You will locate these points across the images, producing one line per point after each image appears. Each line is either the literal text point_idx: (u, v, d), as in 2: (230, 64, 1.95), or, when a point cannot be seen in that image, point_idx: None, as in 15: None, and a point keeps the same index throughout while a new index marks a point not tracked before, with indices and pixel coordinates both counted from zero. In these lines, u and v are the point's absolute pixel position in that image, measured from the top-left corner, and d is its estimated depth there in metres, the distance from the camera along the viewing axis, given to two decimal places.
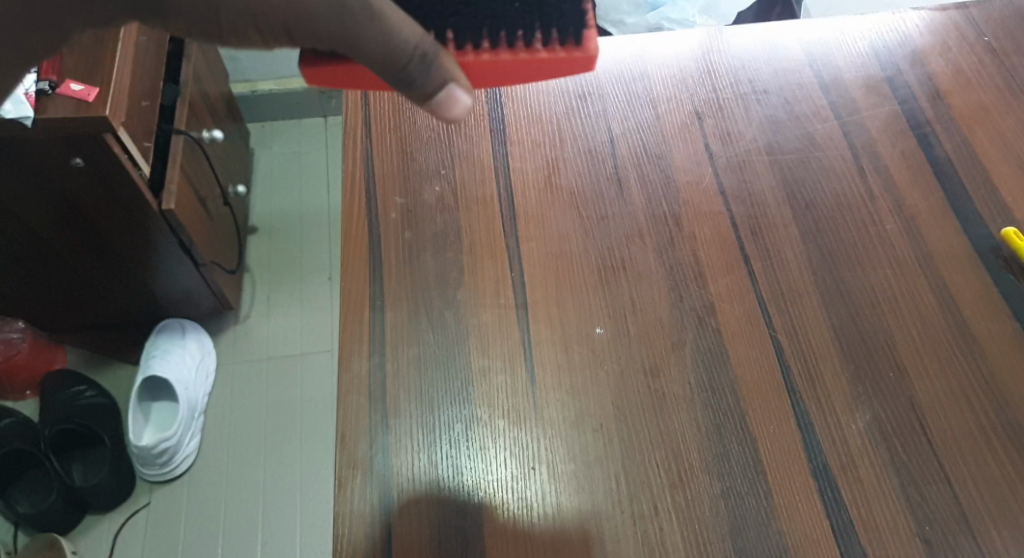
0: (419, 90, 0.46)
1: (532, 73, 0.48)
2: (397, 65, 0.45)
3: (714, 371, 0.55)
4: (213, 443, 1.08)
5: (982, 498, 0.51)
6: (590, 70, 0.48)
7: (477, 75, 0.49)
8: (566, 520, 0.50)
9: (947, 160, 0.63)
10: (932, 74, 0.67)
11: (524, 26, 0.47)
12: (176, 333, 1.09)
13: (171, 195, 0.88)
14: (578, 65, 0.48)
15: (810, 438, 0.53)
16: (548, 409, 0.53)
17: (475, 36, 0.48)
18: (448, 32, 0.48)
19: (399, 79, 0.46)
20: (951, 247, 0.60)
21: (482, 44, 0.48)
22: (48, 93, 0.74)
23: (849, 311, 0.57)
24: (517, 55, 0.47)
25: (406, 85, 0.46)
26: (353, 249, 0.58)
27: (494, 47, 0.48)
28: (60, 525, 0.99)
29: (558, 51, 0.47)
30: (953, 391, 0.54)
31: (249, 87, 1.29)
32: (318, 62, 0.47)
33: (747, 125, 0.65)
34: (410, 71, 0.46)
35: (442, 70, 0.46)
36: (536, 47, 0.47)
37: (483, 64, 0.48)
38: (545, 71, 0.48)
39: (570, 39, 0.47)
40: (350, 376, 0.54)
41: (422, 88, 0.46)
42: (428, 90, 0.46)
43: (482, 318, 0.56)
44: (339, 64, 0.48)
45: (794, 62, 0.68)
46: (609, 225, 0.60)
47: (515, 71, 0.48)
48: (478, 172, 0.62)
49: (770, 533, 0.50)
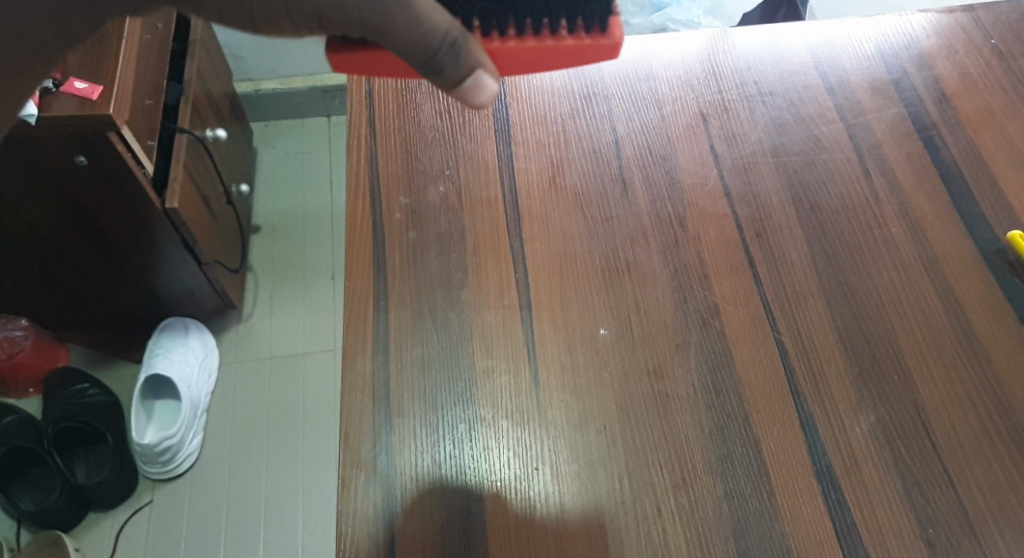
0: (447, 77, 0.47)
1: (558, 60, 0.49)
2: (427, 53, 0.46)
3: (718, 373, 0.55)
4: (216, 441, 1.08)
5: (986, 502, 0.51)
6: (615, 56, 0.49)
7: (502, 61, 0.49)
8: (569, 521, 0.50)
9: (952, 163, 0.63)
10: (938, 76, 0.67)
11: (550, 13, 0.48)
12: (179, 332, 1.09)
13: (174, 194, 0.89)
14: (604, 52, 0.48)
15: (814, 440, 0.52)
16: (552, 410, 0.53)
17: (500, 24, 0.48)
18: (475, 20, 0.48)
19: (428, 66, 0.46)
20: (956, 250, 0.60)
21: (508, 32, 0.48)
22: (52, 91, 0.74)
23: (853, 314, 0.57)
24: (543, 42, 0.48)
25: (435, 73, 0.47)
26: (357, 249, 0.58)
27: (519, 34, 0.48)
28: (64, 523, 0.99)
29: (585, 38, 0.48)
30: (957, 394, 0.54)
31: (253, 86, 1.29)
32: (345, 49, 0.47)
33: (752, 126, 0.65)
34: (439, 59, 0.46)
35: (470, 57, 0.46)
36: (562, 34, 0.48)
37: (510, 51, 0.48)
38: (571, 57, 0.48)
39: (595, 27, 0.48)
40: (354, 375, 0.54)
41: (450, 76, 0.47)
42: (456, 77, 0.47)
43: (486, 318, 0.56)
44: (366, 51, 0.47)
45: (800, 64, 0.68)
46: (613, 226, 0.60)
47: (541, 60, 0.49)
48: (482, 172, 0.62)
49: (773, 535, 0.49)
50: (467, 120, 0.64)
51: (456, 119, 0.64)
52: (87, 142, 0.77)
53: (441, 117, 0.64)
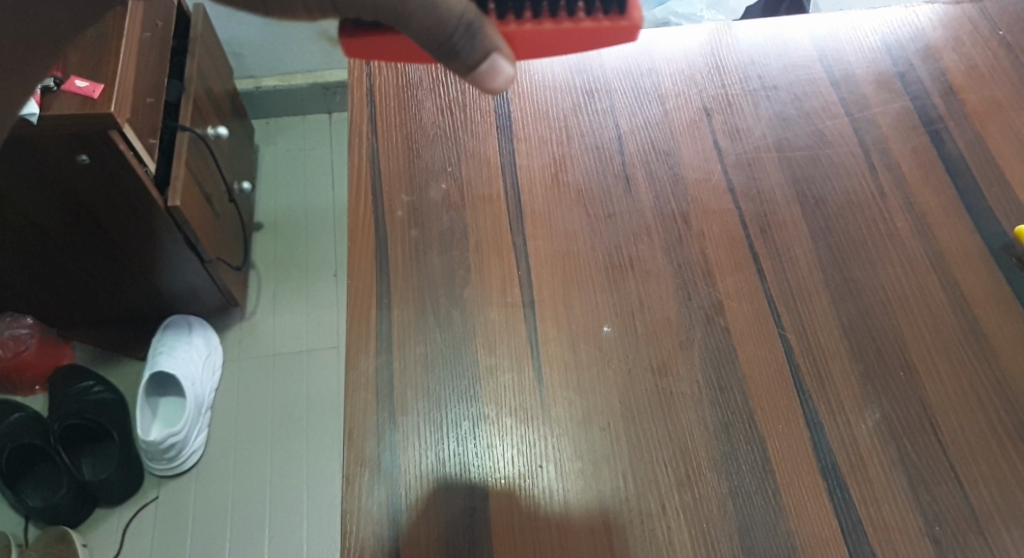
0: (462, 61, 0.46)
1: (576, 43, 0.49)
2: (443, 36, 0.45)
3: (722, 370, 0.54)
4: (221, 438, 1.08)
5: (993, 500, 0.50)
6: (632, 40, 0.49)
7: (519, 46, 0.49)
8: (574, 519, 0.50)
9: (959, 156, 0.63)
10: (944, 69, 0.67)
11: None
12: (183, 329, 1.10)
13: (177, 191, 0.88)
14: (622, 35, 0.49)
15: (819, 437, 0.52)
16: (556, 407, 0.53)
17: (516, 7, 0.48)
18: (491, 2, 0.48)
19: (444, 50, 0.46)
20: (962, 245, 0.59)
21: (524, 14, 0.48)
22: (54, 89, 0.74)
23: (858, 309, 0.57)
24: (560, 24, 0.48)
25: (451, 57, 0.46)
26: (359, 247, 0.58)
27: (536, 17, 0.48)
28: (71, 519, 1.00)
29: (603, 20, 0.48)
30: (964, 390, 0.54)
31: (254, 83, 1.29)
32: (361, 32, 0.48)
33: (756, 121, 0.64)
34: (455, 42, 0.45)
35: (486, 41, 0.46)
36: (580, 16, 0.48)
37: (528, 33, 0.48)
38: (589, 40, 0.49)
39: (614, 9, 0.49)
40: (357, 374, 0.53)
41: (466, 60, 0.46)
42: (472, 61, 0.46)
43: (489, 316, 0.56)
44: (383, 34, 0.48)
45: (804, 57, 0.67)
46: (616, 223, 0.60)
47: (558, 43, 0.49)
48: (484, 169, 0.61)
49: (779, 532, 0.49)
50: (469, 116, 0.64)
51: (457, 115, 0.64)
52: (89, 140, 0.76)
53: (443, 113, 0.64)
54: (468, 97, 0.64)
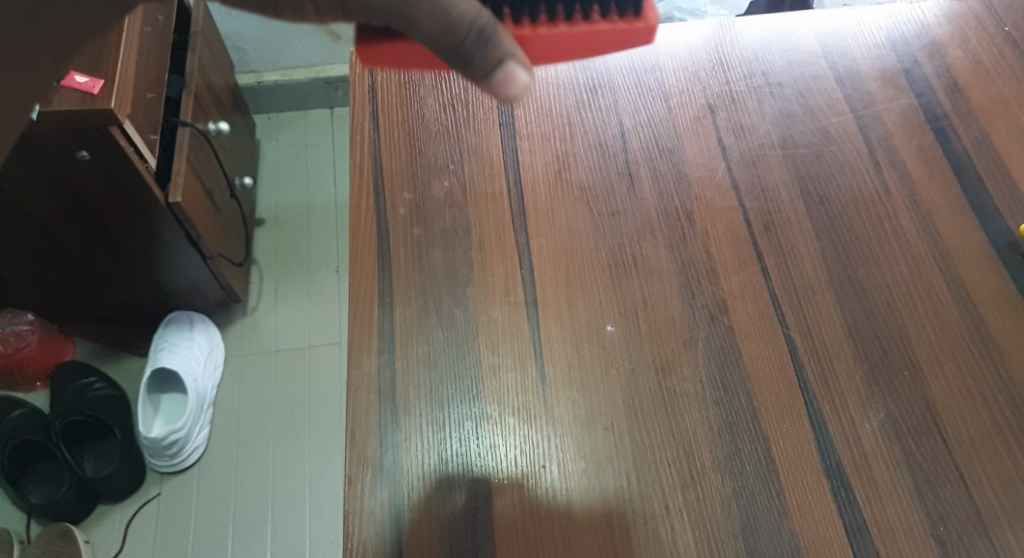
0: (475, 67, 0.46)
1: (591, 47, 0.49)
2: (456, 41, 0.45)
3: (726, 369, 0.54)
4: (222, 434, 1.08)
5: (998, 499, 0.50)
6: (648, 41, 0.49)
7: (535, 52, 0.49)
8: (578, 520, 0.50)
9: (965, 154, 0.62)
10: (950, 66, 0.66)
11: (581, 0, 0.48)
12: (185, 326, 1.09)
13: (177, 187, 0.88)
14: (636, 37, 0.49)
15: (824, 436, 0.52)
16: (559, 407, 0.53)
17: (531, 11, 0.48)
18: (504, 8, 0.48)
19: (457, 58, 0.46)
20: (967, 243, 0.59)
21: (539, 18, 0.48)
22: (53, 85, 0.73)
23: (863, 308, 0.56)
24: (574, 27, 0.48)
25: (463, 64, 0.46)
26: (362, 246, 0.58)
27: (551, 20, 0.48)
28: (73, 515, 1.00)
29: (617, 22, 0.48)
30: (969, 390, 0.54)
31: (255, 78, 1.29)
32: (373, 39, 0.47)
33: (760, 118, 0.64)
34: (466, 47, 0.45)
35: (500, 47, 0.45)
36: (593, 18, 0.48)
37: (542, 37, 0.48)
38: (601, 45, 0.49)
39: (628, 10, 0.48)
40: (359, 373, 0.53)
41: (480, 66, 0.46)
42: (486, 68, 0.46)
43: (492, 315, 0.55)
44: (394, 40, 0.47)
45: (809, 54, 0.67)
46: (620, 221, 0.59)
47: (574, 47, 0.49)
48: (487, 167, 0.61)
49: (783, 533, 0.49)
50: (471, 113, 0.63)
51: (460, 112, 0.63)
52: (89, 137, 0.76)
53: (445, 110, 0.63)
54: (471, 94, 0.64)
